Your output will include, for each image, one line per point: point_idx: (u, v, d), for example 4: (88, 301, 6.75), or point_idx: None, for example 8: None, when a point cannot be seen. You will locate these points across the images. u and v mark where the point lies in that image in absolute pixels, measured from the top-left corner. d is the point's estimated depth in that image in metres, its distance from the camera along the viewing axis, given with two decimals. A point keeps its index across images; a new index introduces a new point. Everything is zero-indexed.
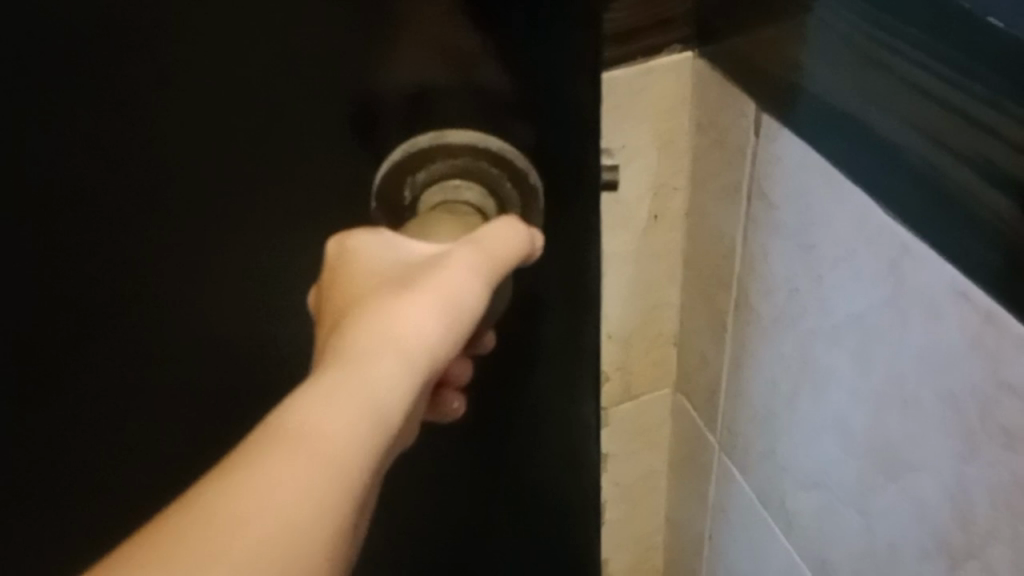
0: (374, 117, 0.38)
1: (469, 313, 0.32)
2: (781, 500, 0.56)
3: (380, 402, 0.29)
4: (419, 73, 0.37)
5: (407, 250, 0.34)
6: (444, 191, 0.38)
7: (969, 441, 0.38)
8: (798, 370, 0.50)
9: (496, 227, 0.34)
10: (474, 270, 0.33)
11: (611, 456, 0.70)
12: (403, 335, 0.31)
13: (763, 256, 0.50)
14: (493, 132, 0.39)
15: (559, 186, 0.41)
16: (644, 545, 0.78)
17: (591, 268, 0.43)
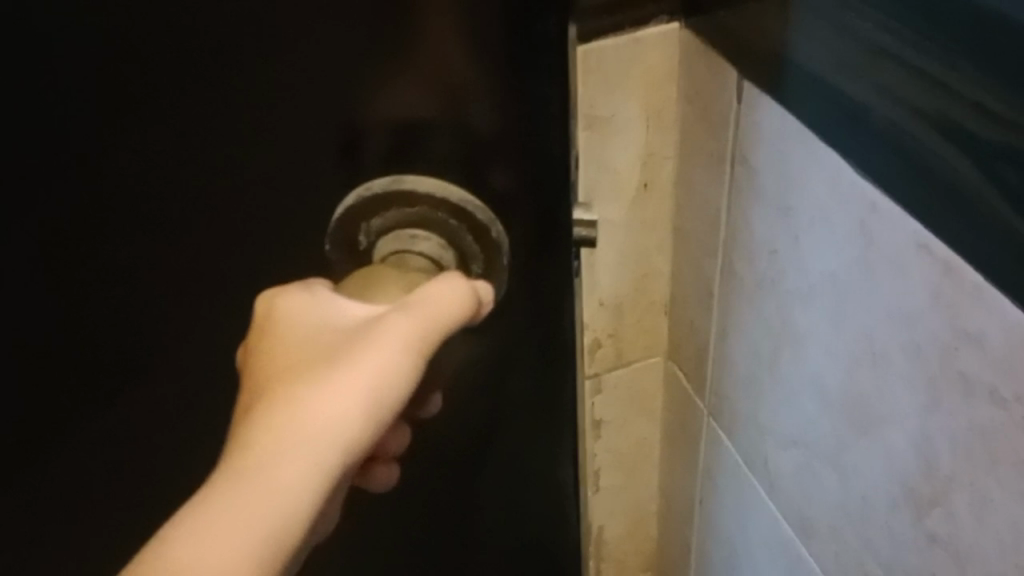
0: (355, 146, 0.40)
1: (398, 378, 0.37)
2: (763, 460, 0.58)
3: (309, 465, 0.35)
4: (399, 108, 0.39)
5: (347, 310, 0.38)
6: (400, 238, 0.42)
7: (931, 389, 0.40)
8: (779, 333, 0.51)
9: (433, 294, 0.38)
10: (402, 340, 0.36)
11: (604, 422, 0.71)
12: (338, 405, 0.36)
13: (747, 223, 0.52)
14: (454, 183, 0.41)
15: (538, 211, 0.43)
16: (637, 512, 0.80)
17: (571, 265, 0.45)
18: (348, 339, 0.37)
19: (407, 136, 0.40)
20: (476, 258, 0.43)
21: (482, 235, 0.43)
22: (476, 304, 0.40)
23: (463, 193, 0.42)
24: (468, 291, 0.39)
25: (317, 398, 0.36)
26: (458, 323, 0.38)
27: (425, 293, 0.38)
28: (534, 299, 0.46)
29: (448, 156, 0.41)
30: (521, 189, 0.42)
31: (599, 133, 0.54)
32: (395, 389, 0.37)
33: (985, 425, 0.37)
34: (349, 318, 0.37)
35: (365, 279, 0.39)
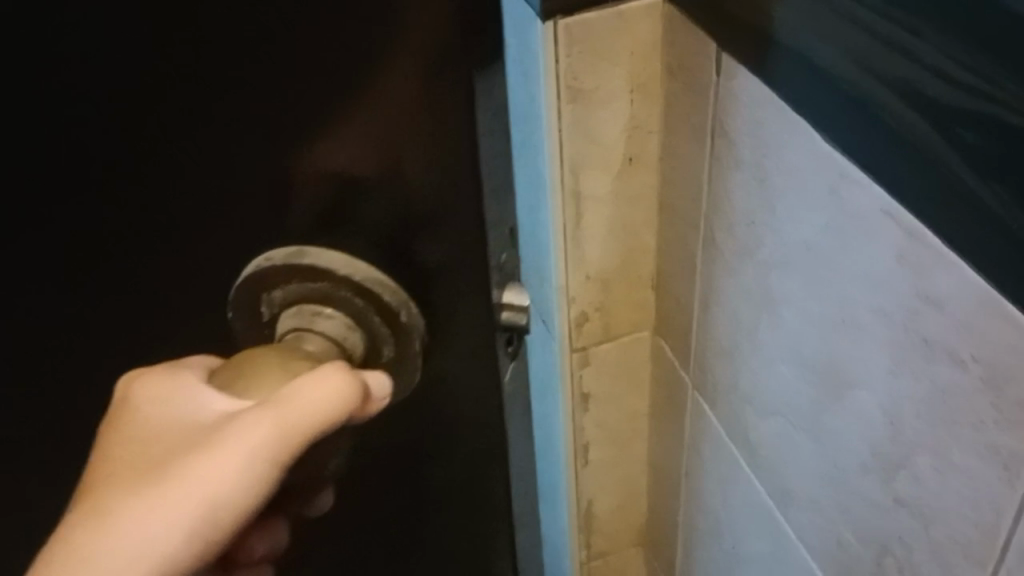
0: None
1: (246, 480, 0.40)
2: (744, 431, 0.59)
3: (151, 544, 0.40)
4: None
5: (211, 401, 0.42)
6: None
7: (898, 352, 0.41)
8: (757, 301, 0.52)
9: (298, 395, 0.39)
10: (255, 443, 0.39)
11: (592, 395, 0.73)
12: (197, 483, 0.40)
13: (728, 193, 0.52)
14: None
15: None
16: (628, 486, 0.81)
17: None
18: (210, 429, 0.41)
19: None
20: None
21: None
22: (359, 398, 0.42)
23: None
24: (348, 381, 0.41)
25: (175, 482, 0.40)
26: (344, 412, 0.41)
27: (285, 403, 0.39)
28: None
29: None
30: None
31: (585, 106, 0.55)
32: (226, 491, 0.40)
33: (947, 388, 0.38)
34: (214, 409, 0.41)
35: (234, 371, 0.41)
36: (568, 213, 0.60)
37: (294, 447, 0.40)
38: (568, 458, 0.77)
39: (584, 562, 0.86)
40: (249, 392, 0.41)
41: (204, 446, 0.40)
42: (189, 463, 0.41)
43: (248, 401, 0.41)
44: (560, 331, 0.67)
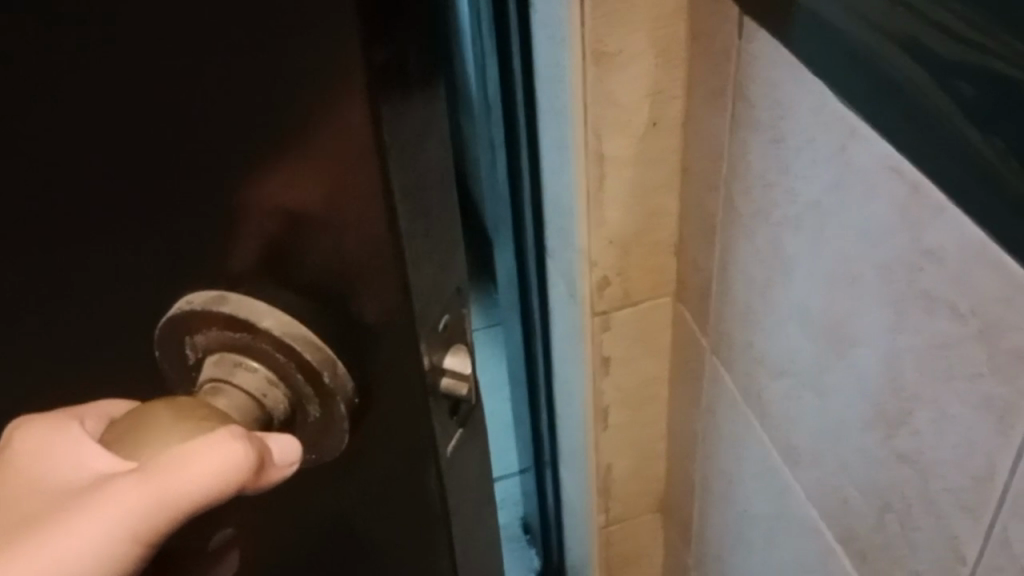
0: (210, 255, 0.41)
1: (108, 548, 0.39)
2: (757, 391, 0.61)
3: None
4: (285, 198, 0.39)
5: (96, 456, 0.41)
6: (224, 366, 0.43)
7: (900, 307, 0.42)
8: (771, 261, 0.54)
9: (178, 469, 0.39)
10: (122, 508, 0.39)
11: (612, 359, 0.74)
12: (59, 547, 0.39)
13: (746, 156, 0.54)
14: (275, 301, 0.42)
15: (394, 343, 0.43)
16: (647, 451, 0.83)
17: (414, 358, 0.43)
18: (81, 493, 0.40)
19: (287, 225, 0.40)
20: (314, 392, 0.43)
21: (311, 374, 0.43)
22: (252, 469, 0.40)
23: (291, 324, 0.42)
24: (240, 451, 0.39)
25: (40, 542, 0.40)
26: (227, 486, 0.40)
27: (156, 475, 0.39)
28: (382, 395, 0.45)
29: (319, 248, 0.40)
30: (392, 315, 0.42)
31: (607, 68, 0.57)
32: (98, 554, 0.39)
33: (943, 339, 0.40)
34: (90, 468, 0.41)
35: (135, 421, 0.40)
36: (591, 176, 0.62)
37: (174, 513, 0.40)
38: (588, 420, 0.79)
39: (603, 525, 0.88)
40: (130, 457, 0.40)
41: (78, 507, 0.40)
42: (50, 528, 0.40)
43: (132, 463, 0.40)
44: (582, 294, 0.69)
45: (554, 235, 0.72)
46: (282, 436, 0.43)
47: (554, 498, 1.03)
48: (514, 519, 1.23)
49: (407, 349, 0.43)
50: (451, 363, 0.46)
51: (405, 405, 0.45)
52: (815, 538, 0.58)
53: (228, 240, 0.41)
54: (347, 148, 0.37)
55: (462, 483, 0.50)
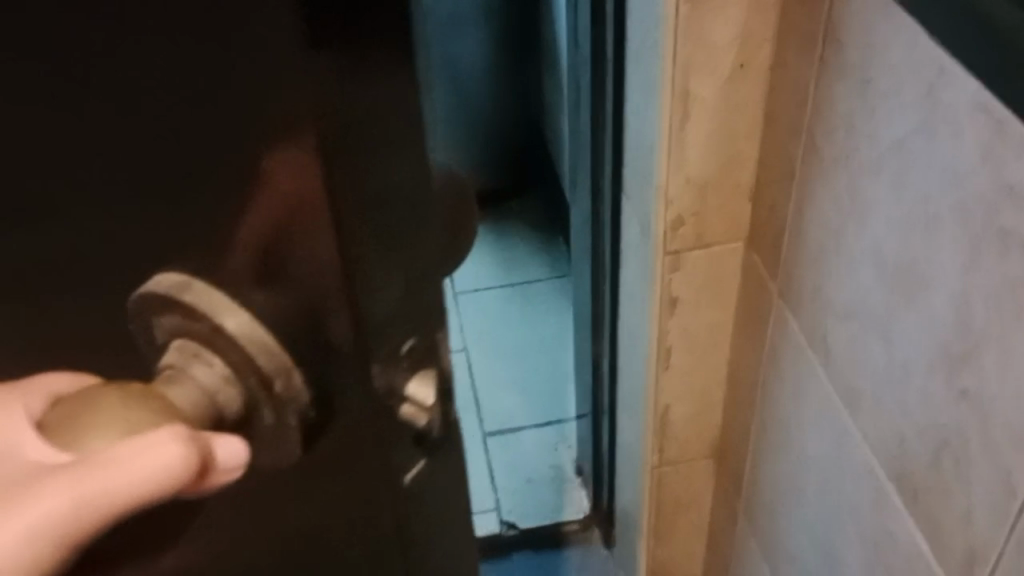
0: (193, 224, 0.34)
1: (46, 539, 0.33)
2: (822, 335, 0.62)
3: None
4: (285, 170, 0.32)
5: (24, 440, 0.33)
6: (183, 353, 0.35)
7: (974, 246, 0.43)
8: (847, 204, 0.55)
9: (118, 462, 0.31)
10: (61, 499, 0.32)
11: (680, 301, 0.76)
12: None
13: (832, 99, 0.55)
14: (241, 296, 0.34)
15: (360, 360, 0.36)
16: (706, 397, 0.85)
17: (369, 373, 0.37)
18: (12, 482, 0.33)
19: (282, 206, 0.32)
20: (268, 400, 0.36)
21: (268, 383, 0.35)
22: (202, 461, 0.33)
23: (254, 326, 0.34)
24: (188, 450, 0.32)
25: None
26: (181, 476, 0.32)
27: (96, 466, 0.32)
28: (353, 411, 0.38)
29: (305, 236, 0.33)
30: (363, 334, 0.35)
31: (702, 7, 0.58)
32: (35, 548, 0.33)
33: (1016, 276, 0.41)
34: (22, 450, 0.33)
35: (77, 402, 0.33)
36: (675, 115, 0.63)
37: (105, 513, 0.33)
38: (651, 358, 0.81)
39: (655, 466, 0.91)
40: (65, 448, 0.32)
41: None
42: None
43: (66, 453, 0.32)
44: (656, 232, 0.71)
45: (633, 174, 0.74)
46: (230, 439, 0.34)
47: (609, 439, 1.05)
48: (568, 461, 1.26)
49: (365, 368, 0.37)
50: (413, 391, 0.38)
51: (379, 426, 0.39)
52: (869, 479, 0.59)
53: (225, 209, 0.33)
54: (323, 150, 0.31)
55: (431, 519, 0.44)
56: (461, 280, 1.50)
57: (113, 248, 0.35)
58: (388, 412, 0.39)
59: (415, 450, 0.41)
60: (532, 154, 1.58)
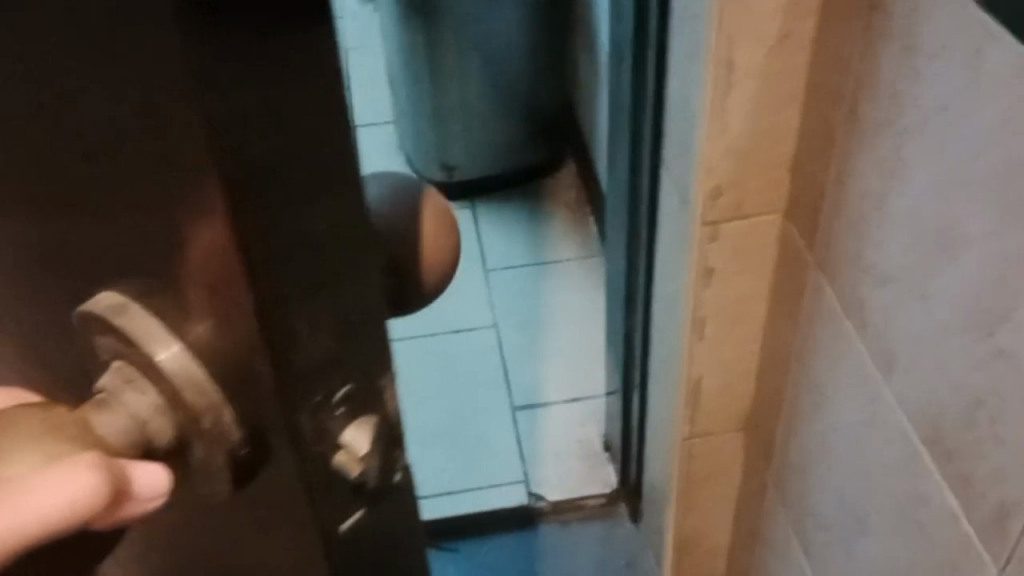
0: (110, 241, 0.29)
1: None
2: (860, 302, 0.64)
3: None
4: (194, 187, 0.26)
5: None
6: (115, 377, 0.30)
7: (1012, 207, 0.44)
8: (889, 169, 0.56)
9: (34, 491, 0.29)
10: None
11: (716, 271, 0.77)
12: None
13: (876, 67, 0.56)
14: (167, 326, 0.29)
15: (296, 409, 0.31)
16: (740, 368, 0.86)
17: (304, 423, 0.31)
18: None
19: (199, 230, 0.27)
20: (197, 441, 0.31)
21: (196, 426, 0.30)
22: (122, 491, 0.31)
23: (177, 363, 0.29)
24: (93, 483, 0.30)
25: None
26: (93, 505, 0.30)
27: None
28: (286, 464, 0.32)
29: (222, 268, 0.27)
30: (295, 378, 0.30)
31: None
32: None
33: None
34: None
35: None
36: (718, 83, 0.65)
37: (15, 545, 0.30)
38: (686, 328, 0.82)
39: (687, 437, 0.92)
40: None
41: None
42: None
43: None
44: (695, 201, 0.72)
45: (673, 145, 0.75)
46: (151, 468, 0.31)
47: (640, 411, 1.07)
48: (596, 436, 1.28)
49: (297, 418, 0.31)
50: (351, 440, 0.33)
51: (317, 478, 0.33)
52: (903, 442, 0.61)
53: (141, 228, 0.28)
54: (230, 202, 0.26)
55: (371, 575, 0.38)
56: (492, 257, 1.52)
57: (40, 256, 0.31)
58: (324, 476, 0.33)
59: (350, 505, 0.35)
60: (562, 123, 1.60)
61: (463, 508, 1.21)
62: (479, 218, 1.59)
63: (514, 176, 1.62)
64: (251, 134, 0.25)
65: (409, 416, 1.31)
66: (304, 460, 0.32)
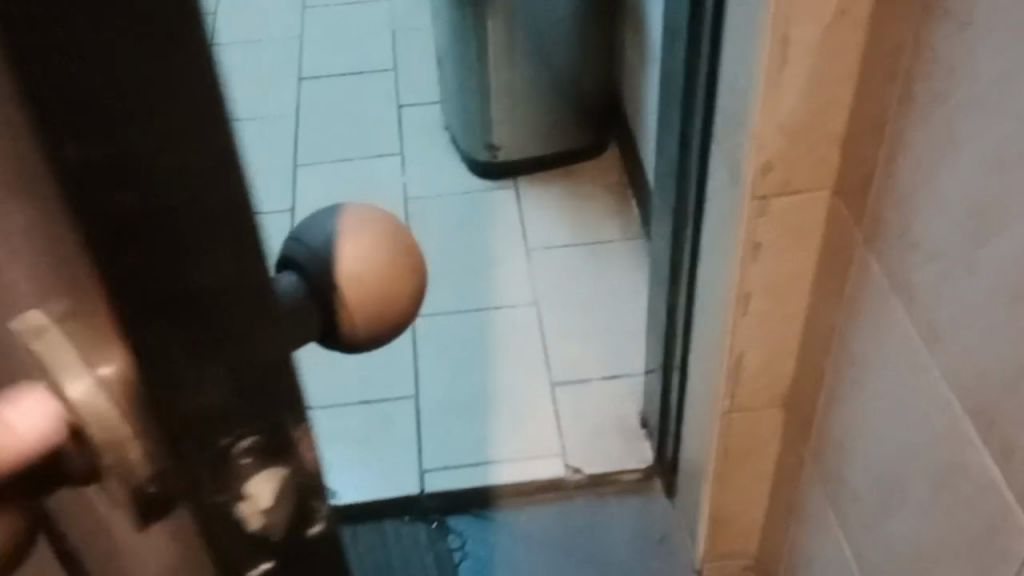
0: None
1: None
2: (906, 276, 0.65)
3: None
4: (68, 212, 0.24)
5: None
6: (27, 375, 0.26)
7: None
8: (941, 144, 0.58)
9: None
10: None
11: (763, 246, 0.79)
12: None
13: (933, 43, 0.57)
14: (58, 361, 0.26)
15: (200, 451, 0.29)
16: (781, 344, 0.88)
17: (209, 471, 0.30)
18: None
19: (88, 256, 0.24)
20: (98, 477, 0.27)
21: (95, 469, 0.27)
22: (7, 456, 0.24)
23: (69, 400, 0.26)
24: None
25: None
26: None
27: None
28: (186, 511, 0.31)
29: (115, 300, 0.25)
30: (197, 419, 0.29)
31: None
32: None
33: None
34: None
35: None
36: (774, 58, 0.66)
37: None
38: (730, 303, 0.84)
39: (726, 411, 0.94)
40: None
41: None
42: None
43: None
44: (745, 176, 0.74)
45: (725, 121, 0.77)
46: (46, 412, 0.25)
47: (679, 389, 1.09)
48: (633, 414, 1.30)
49: (202, 464, 0.30)
50: (258, 489, 0.32)
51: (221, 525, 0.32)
52: (945, 413, 0.62)
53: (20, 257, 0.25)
54: (103, 232, 0.24)
55: None
56: (534, 237, 1.55)
57: None
58: (224, 526, 0.32)
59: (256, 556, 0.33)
60: (611, 104, 1.62)
61: (502, 478, 1.23)
62: (522, 198, 1.61)
63: (564, 155, 1.64)
64: (72, 87, 0.22)
65: (450, 388, 1.34)
66: (207, 508, 0.31)
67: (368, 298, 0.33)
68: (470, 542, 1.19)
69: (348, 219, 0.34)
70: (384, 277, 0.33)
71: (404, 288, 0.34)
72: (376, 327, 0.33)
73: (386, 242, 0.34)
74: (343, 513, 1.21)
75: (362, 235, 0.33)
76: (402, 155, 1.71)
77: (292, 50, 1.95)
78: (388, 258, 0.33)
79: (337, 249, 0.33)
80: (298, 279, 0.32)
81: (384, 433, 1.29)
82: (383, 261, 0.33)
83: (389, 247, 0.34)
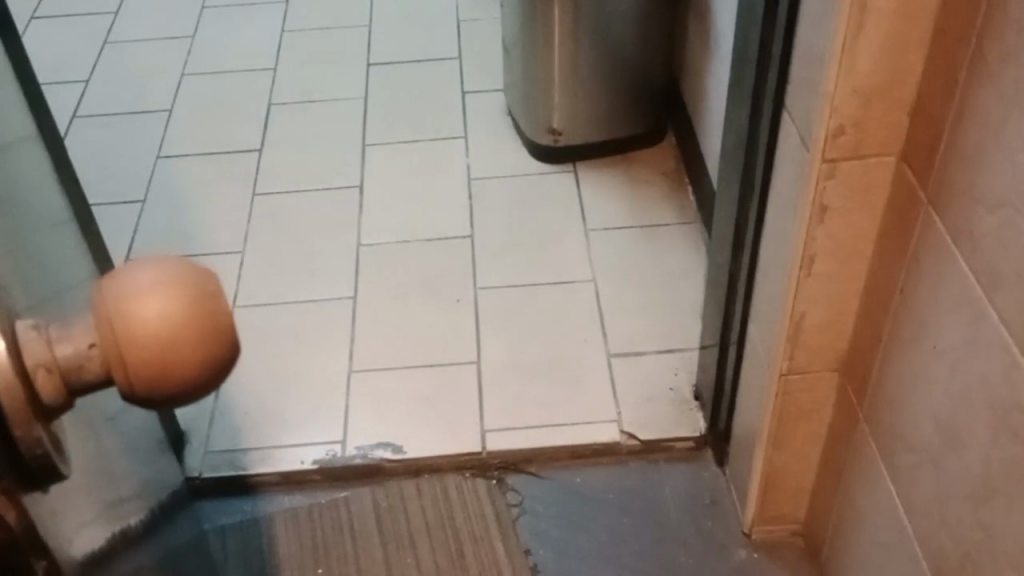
0: None
1: None
2: (971, 231, 0.70)
3: None
4: None
5: None
6: None
7: None
8: (1012, 100, 0.63)
9: None
10: None
11: (829, 209, 0.84)
12: None
13: (1005, 6, 0.62)
14: None
15: None
16: (841, 306, 0.93)
17: None
18: None
19: None
20: None
21: None
22: None
23: None
24: None
25: None
26: None
27: None
28: None
29: None
30: None
31: None
32: None
33: None
34: None
35: None
36: (851, 23, 0.72)
37: None
38: (794, 264, 0.89)
39: (784, 372, 0.99)
40: None
41: None
42: None
43: None
44: (817, 139, 0.79)
45: (799, 89, 0.83)
46: None
47: (735, 359, 1.14)
48: (686, 386, 1.35)
49: None
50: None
51: None
52: (1001, 355, 0.67)
53: None
54: None
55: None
56: (593, 218, 1.60)
57: None
58: None
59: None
60: (668, 94, 1.68)
61: (560, 441, 1.29)
62: (581, 182, 1.67)
63: (621, 142, 1.70)
64: None
65: (511, 356, 1.40)
66: None
67: (141, 349, 0.35)
68: (527, 498, 1.25)
69: (155, 265, 0.36)
70: (164, 330, 0.35)
71: (181, 341, 0.35)
72: (155, 385, 0.35)
73: (182, 290, 0.36)
74: (408, 467, 1.27)
75: (157, 289, 0.35)
76: (466, 138, 1.78)
77: (362, 38, 2.03)
78: (176, 309, 0.35)
79: (119, 303, 0.35)
80: (86, 332, 0.37)
81: (448, 394, 1.35)
82: (166, 312, 0.35)
83: (182, 297, 0.35)
